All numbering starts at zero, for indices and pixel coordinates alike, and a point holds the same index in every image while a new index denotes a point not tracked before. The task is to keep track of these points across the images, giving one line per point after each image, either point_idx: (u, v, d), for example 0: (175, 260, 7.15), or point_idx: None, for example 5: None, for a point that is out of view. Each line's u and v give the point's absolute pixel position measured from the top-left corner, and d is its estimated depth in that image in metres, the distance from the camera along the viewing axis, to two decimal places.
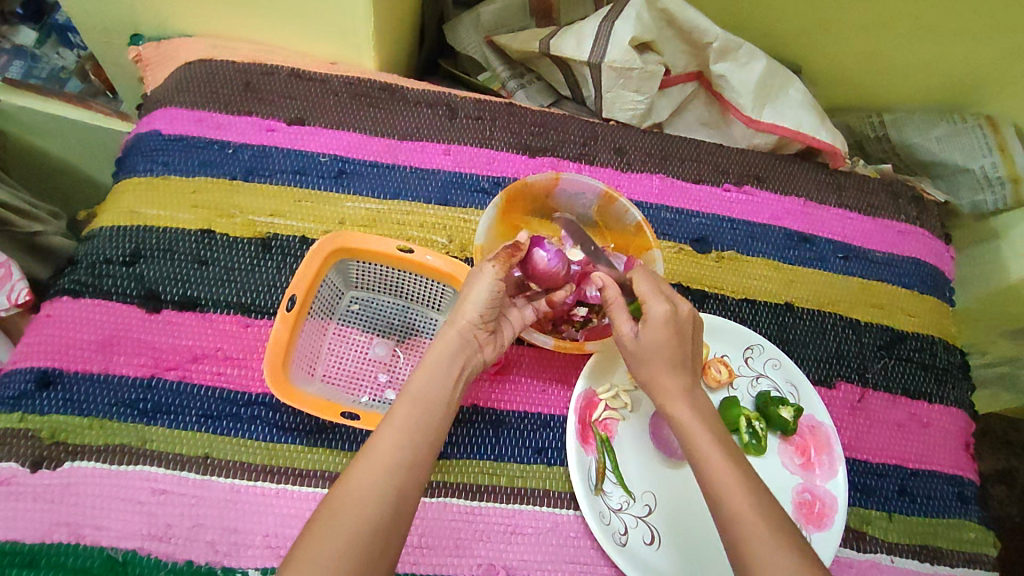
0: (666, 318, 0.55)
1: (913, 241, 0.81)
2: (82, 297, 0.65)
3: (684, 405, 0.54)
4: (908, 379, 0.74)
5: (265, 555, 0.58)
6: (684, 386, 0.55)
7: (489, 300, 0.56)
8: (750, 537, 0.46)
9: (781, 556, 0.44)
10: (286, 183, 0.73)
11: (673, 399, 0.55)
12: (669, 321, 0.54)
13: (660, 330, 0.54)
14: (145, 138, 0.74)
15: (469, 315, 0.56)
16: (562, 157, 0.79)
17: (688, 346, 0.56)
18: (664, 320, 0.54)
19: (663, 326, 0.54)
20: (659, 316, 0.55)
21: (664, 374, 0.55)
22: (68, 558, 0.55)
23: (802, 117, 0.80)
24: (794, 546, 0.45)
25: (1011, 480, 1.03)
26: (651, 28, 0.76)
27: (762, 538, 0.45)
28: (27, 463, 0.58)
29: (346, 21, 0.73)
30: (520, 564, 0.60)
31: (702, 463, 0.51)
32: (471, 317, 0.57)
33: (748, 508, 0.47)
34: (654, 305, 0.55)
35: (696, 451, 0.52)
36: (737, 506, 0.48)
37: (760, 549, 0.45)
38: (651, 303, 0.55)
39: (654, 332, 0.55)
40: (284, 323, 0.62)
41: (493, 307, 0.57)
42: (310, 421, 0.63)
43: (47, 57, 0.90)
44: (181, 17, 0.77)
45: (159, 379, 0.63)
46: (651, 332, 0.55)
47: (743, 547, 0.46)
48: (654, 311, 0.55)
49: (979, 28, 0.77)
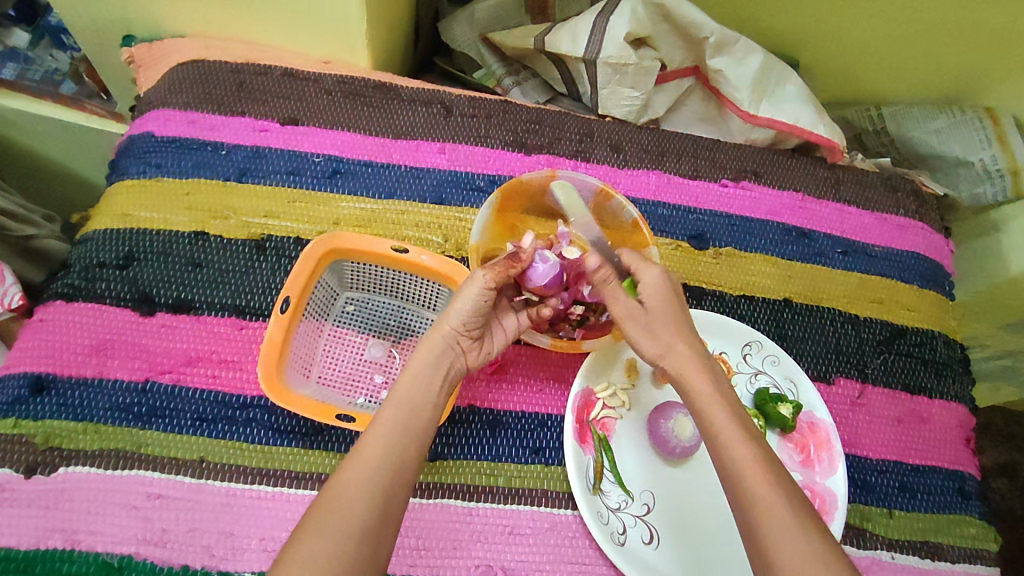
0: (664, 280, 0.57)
1: (913, 235, 0.81)
2: (75, 301, 0.65)
3: (699, 372, 0.54)
4: (908, 374, 0.74)
5: (261, 558, 0.57)
6: (694, 356, 0.55)
7: (476, 308, 0.56)
8: (768, 520, 0.46)
9: (802, 539, 0.45)
10: (280, 183, 0.72)
11: (689, 369, 0.54)
12: (666, 283, 0.57)
13: (662, 292, 0.56)
14: (137, 140, 0.73)
15: (451, 322, 0.56)
16: (558, 154, 0.78)
17: (685, 310, 0.58)
18: (662, 283, 0.57)
19: (664, 288, 0.57)
20: (655, 280, 0.57)
21: (678, 344, 0.55)
22: (63, 563, 0.55)
23: (800, 113, 0.79)
24: (815, 529, 0.46)
25: (1013, 473, 1.03)
26: (646, 23, 0.75)
27: (783, 520, 0.46)
28: (21, 469, 0.58)
29: (339, 20, 0.72)
30: (519, 565, 0.60)
31: (716, 436, 0.51)
32: (454, 324, 0.56)
33: (767, 489, 0.47)
34: (651, 271, 0.57)
35: (712, 424, 0.52)
36: (755, 487, 0.47)
37: (782, 532, 0.45)
38: (644, 272, 0.57)
39: (656, 295, 0.56)
40: (279, 324, 0.61)
41: (479, 315, 0.56)
42: (305, 423, 0.63)
43: (40, 59, 0.88)
44: (172, 18, 0.76)
45: (153, 383, 0.63)
46: (653, 298, 0.56)
47: (765, 533, 0.46)
48: (648, 276, 0.57)
49: (979, 19, 0.76)
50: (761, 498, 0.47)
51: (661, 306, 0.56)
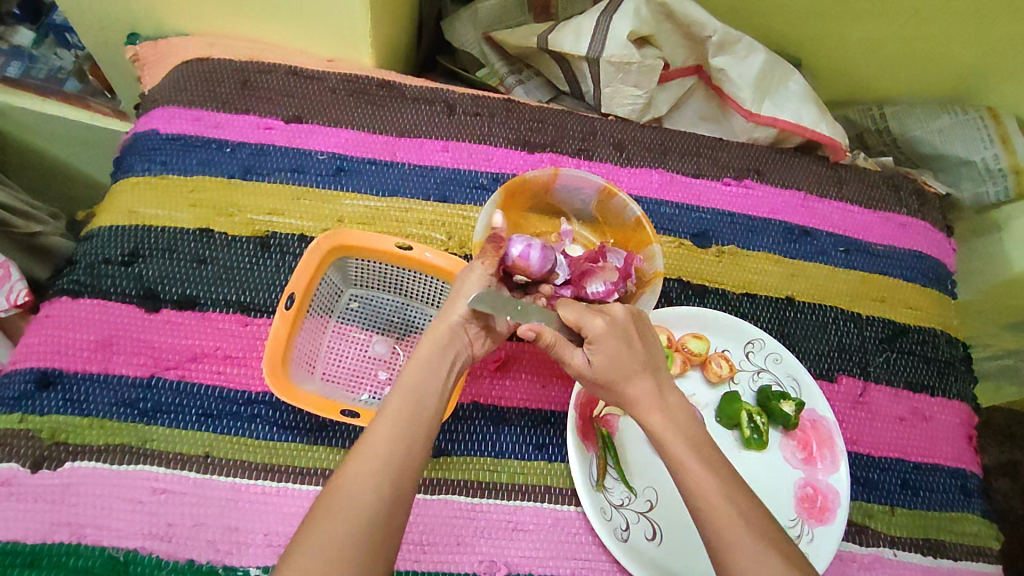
0: (609, 329, 0.53)
1: (915, 233, 0.81)
2: (81, 297, 0.65)
3: (653, 410, 0.52)
4: (910, 372, 0.74)
5: (267, 553, 0.57)
6: (652, 391, 0.53)
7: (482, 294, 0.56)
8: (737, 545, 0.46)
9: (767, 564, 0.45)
10: (284, 181, 0.73)
11: (646, 408, 0.53)
12: (612, 332, 0.53)
13: (609, 345, 0.53)
14: (143, 138, 0.73)
15: (460, 309, 0.56)
16: (561, 152, 0.78)
17: (639, 346, 0.54)
18: (606, 333, 0.53)
19: (611, 338, 0.53)
20: (601, 332, 0.53)
21: (631, 387, 0.53)
22: (69, 557, 0.55)
23: (802, 111, 0.79)
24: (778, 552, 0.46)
25: (1014, 472, 1.03)
26: (650, 22, 0.75)
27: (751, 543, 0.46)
28: (28, 464, 0.58)
29: (344, 18, 0.73)
30: (522, 561, 0.60)
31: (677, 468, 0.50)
32: (463, 312, 0.56)
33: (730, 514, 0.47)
34: (594, 323, 0.53)
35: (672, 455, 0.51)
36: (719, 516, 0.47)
37: (745, 561, 0.46)
38: (588, 323, 0.53)
39: (603, 349, 0.53)
40: (284, 320, 0.61)
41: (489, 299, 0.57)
42: (310, 420, 0.63)
43: (45, 58, 0.89)
44: (178, 16, 0.76)
45: (158, 379, 0.63)
46: (600, 350, 0.53)
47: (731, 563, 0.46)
48: (594, 329, 0.53)
49: (981, 19, 0.76)
50: (724, 512, 0.47)
51: (611, 357, 0.53)
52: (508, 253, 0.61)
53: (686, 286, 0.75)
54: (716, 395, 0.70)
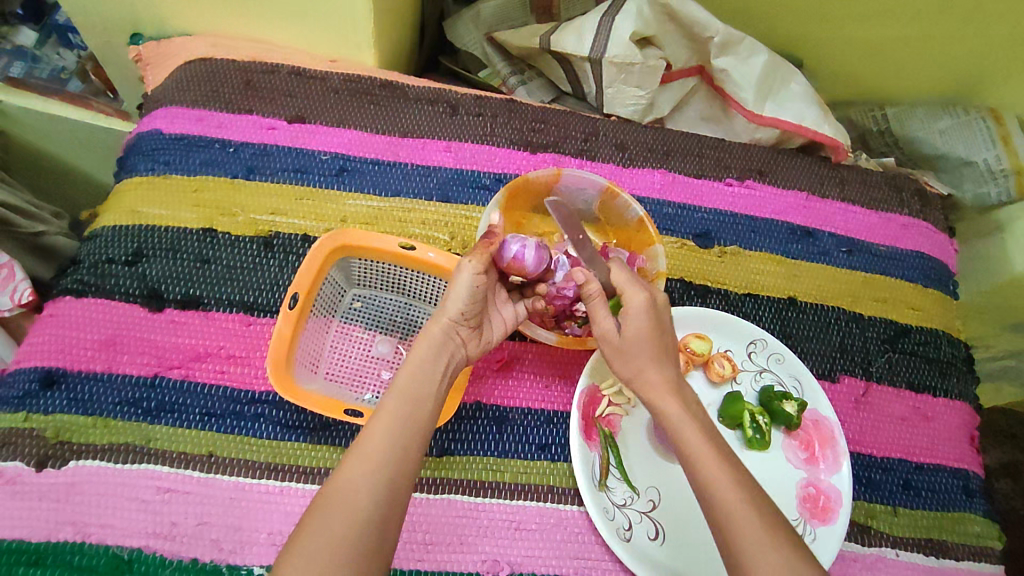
0: (648, 306, 0.54)
1: (917, 234, 0.81)
2: (85, 297, 0.65)
3: (669, 397, 0.53)
4: (912, 372, 0.74)
5: (271, 552, 0.58)
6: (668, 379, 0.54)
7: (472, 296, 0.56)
8: (744, 534, 0.46)
9: (773, 554, 0.45)
10: (287, 181, 0.73)
11: (660, 392, 0.53)
12: (649, 310, 0.54)
13: (642, 321, 0.54)
14: (146, 138, 0.73)
15: (451, 312, 0.56)
16: (564, 153, 0.78)
17: (667, 333, 0.55)
18: (643, 310, 0.54)
19: (647, 314, 0.54)
20: (640, 306, 0.54)
21: (651, 369, 0.54)
22: (74, 556, 0.56)
23: (804, 111, 0.79)
24: (785, 544, 0.46)
25: (1016, 472, 1.03)
26: (651, 22, 0.75)
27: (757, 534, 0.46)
28: (32, 463, 0.58)
29: (346, 18, 0.73)
30: (525, 560, 0.60)
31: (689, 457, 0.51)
32: (452, 314, 0.56)
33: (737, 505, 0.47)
34: (635, 296, 0.54)
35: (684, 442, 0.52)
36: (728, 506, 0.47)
37: (752, 548, 0.45)
38: (630, 294, 0.54)
39: (636, 321, 0.54)
40: (287, 320, 0.62)
41: (477, 300, 0.56)
42: (314, 419, 0.63)
43: (48, 57, 0.89)
44: (180, 16, 0.77)
45: (162, 379, 0.63)
46: (634, 320, 0.54)
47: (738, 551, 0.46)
48: (634, 301, 0.54)
49: (982, 20, 0.76)
50: (727, 509, 0.47)
51: (641, 337, 0.54)
52: (505, 252, 0.59)
53: (689, 286, 0.75)
54: (718, 395, 0.70)
